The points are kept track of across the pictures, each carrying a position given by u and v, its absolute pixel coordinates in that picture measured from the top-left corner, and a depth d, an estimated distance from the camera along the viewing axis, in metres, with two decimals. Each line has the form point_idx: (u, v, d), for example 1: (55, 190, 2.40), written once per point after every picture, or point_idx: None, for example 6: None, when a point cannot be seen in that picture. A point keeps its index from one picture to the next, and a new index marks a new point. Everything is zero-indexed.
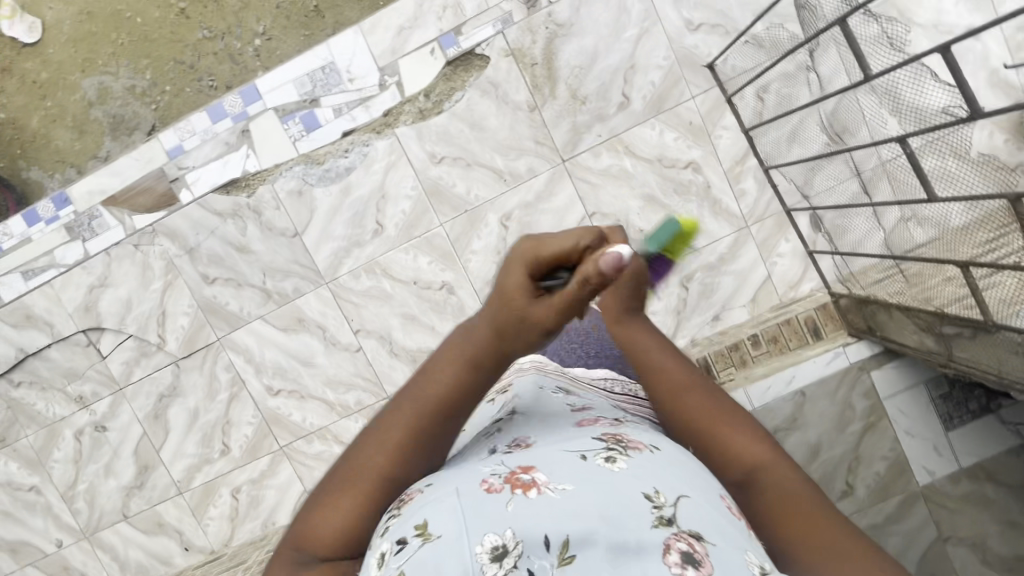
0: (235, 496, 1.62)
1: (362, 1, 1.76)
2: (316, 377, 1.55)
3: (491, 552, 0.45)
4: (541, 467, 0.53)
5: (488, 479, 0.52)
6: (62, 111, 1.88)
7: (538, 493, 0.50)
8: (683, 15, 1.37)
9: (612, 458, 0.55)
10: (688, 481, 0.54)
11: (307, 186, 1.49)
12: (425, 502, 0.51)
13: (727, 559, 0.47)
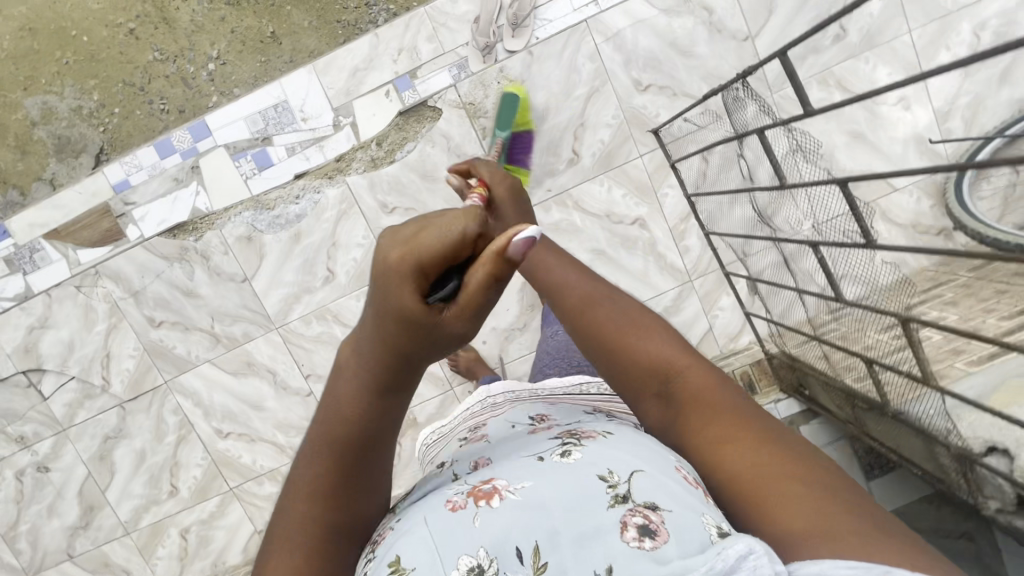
0: (184, 537, 1.62)
1: (320, 27, 1.50)
2: (267, 419, 1.56)
3: (466, 573, 0.46)
4: (502, 476, 0.55)
5: (450, 500, 0.53)
6: (0, 131, 1.55)
7: (499, 500, 0.51)
8: (632, 75, 1.40)
9: (568, 450, 0.56)
10: (645, 453, 0.54)
11: (257, 232, 1.48)
12: (393, 542, 0.51)
13: (691, 521, 0.46)
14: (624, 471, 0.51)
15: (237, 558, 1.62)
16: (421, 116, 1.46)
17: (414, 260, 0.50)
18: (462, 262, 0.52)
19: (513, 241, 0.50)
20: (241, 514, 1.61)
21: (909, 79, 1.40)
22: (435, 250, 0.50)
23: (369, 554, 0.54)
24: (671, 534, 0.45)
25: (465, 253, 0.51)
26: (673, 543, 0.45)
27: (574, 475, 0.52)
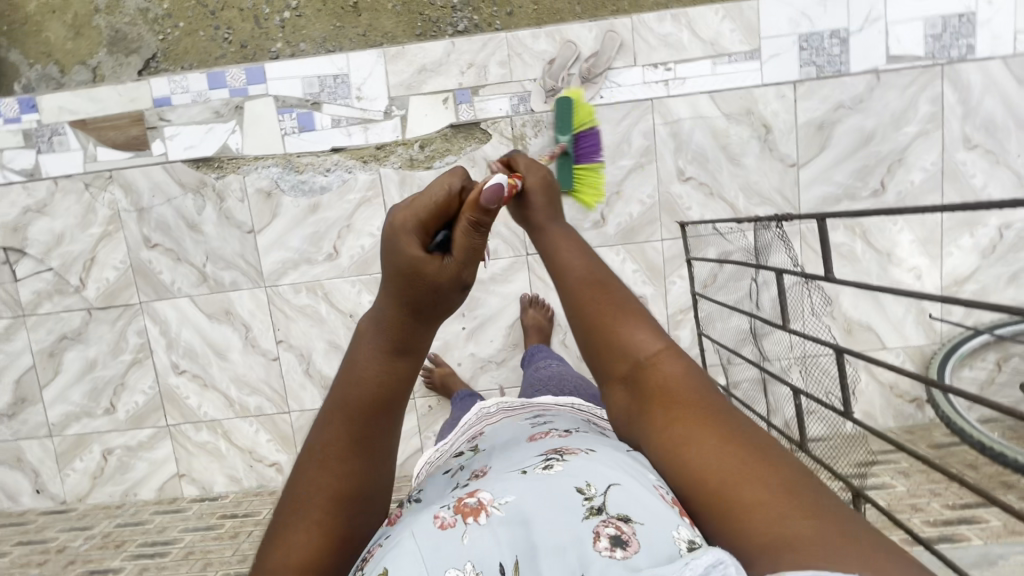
0: (105, 457, 1.60)
1: (402, 14, 1.52)
2: (226, 370, 1.55)
3: None
4: (489, 489, 0.53)
5: (437, 514, 0.51)
6: (62, 4, 1.52)
7: (487, 513, 0.50)
8: (679, 163, 1.44)
9: (550, 463, 0.55)
10: (624, 464, 0.52)
11: (278, 190, 1.48)
12: (374, 561, 0.49)
13: (661, 533, 0.45)
14: (600, 483, 0.50)
15: (150, 494, 1.60)
16: (469, 134, 1.50)
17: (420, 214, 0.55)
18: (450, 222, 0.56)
19: (485, 191, 0.54)
20: (169, 452, 1.59)
21: (928, 250, 1.46)
22: (430, 205, 0.55)
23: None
24: (640, 546, 0.44)
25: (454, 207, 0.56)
26: (642, 555, 0.44)
27: (550, 489, 0.50)
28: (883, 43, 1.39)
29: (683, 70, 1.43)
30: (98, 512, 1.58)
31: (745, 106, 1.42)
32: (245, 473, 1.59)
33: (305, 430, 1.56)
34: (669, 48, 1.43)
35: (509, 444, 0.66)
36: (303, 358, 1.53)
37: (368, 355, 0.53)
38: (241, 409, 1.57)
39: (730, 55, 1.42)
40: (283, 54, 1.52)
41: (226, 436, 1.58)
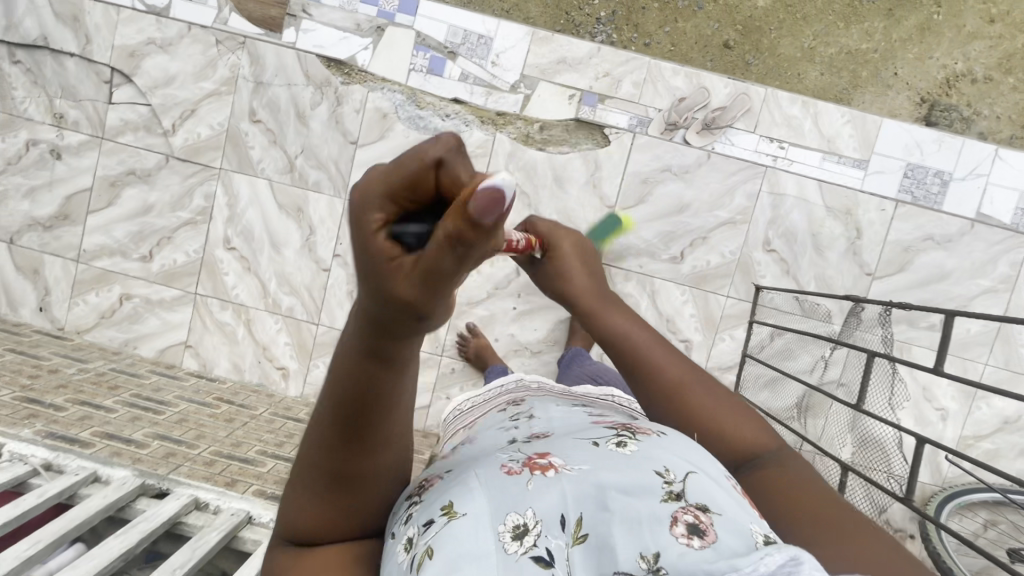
0: (121, 301, 1.58)
1: (552, 3, 1.56)
2: (274, 262, 1.54)
3: (513, 531, 0.48)
4: (558, 451, 0.56)
5: (506, 464, 0.55)
6: None
7: (555, 472, 0.52)
8: (768, 233, 1.49)
9: (623, 443, 0.55)
10: (703, 459, 0.52)
11: (394, 116, 1.51)
12: (439, 491, 0.54)
13: (739, 528, 0.45)
14: (680, 469, 0.50)
15: (151, 352, 1.58)
16: (585, 134, 1.54)
17: (385, 175, 0.34)
18: (433, 196, 0.35)
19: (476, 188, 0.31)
20: (185, 319, 1.57)
21: (961, 397, 1.51)
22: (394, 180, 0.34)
23: (410, 498, 0.57)
24: (719, 537, 0.44)
25: (427, 189, 0.34)
26: (719, 547, 0.44)
27: (620, 463, 0.51)
28: (978, 199, 1.48)
29: (795, 153, 1.51)
30: (93, 350, 1.54)
31: (846, 206, 1.49)
32: (251, 365, 1.57)
33: (326, 346, 1.55)
34: (790, 129, 1.51)
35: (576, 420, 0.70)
36: (353, 278, 1.53)
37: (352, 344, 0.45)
38: (272, 304, 1.55)
39: (841, 157, 1.51)
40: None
41: (248, 324, 1.56)
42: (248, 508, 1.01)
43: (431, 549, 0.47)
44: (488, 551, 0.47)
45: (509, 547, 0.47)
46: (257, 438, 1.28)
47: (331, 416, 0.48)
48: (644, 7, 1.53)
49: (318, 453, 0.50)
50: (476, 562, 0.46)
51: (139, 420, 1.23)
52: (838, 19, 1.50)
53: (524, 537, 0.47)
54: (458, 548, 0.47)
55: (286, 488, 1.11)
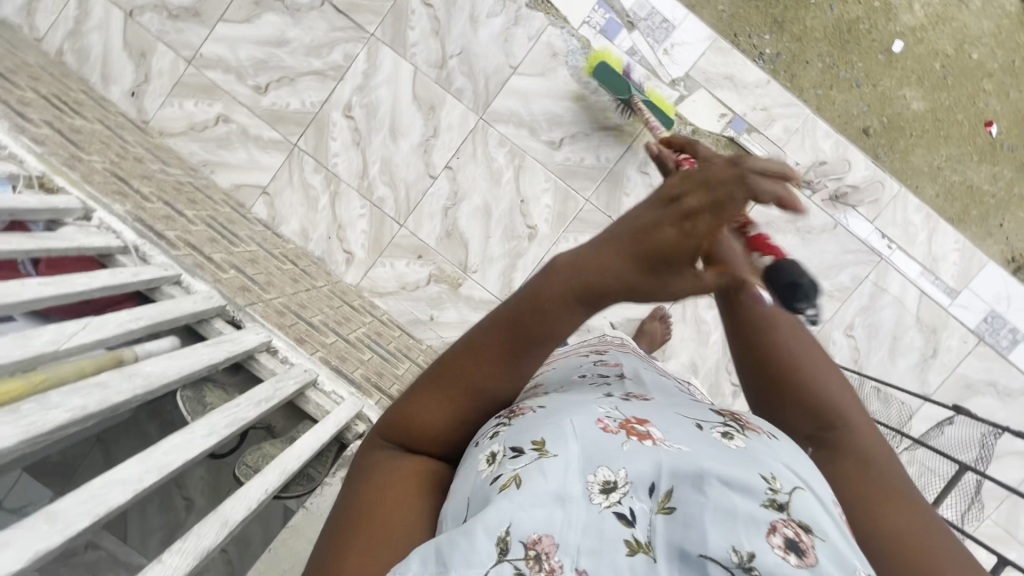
0: (217, 120, 1.50)
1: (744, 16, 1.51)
2: (383, 148, 1.48)
3: (601, 483, 0.40)
4: (658, 422, 0.46)
5: (600, 418, 0.45)
6: None
7: (655, 445, 0.43)
8: (851, 319, 1.52)
9: (732, 437, 0.45)
10: (810, 475, 0.44)
11: (561, 59, 1.46)
12: (526, 422, 0.46)
13: (844, 561, 0.37)
14: (787, 481, 0.41)
15: (227, 183, 1.51)
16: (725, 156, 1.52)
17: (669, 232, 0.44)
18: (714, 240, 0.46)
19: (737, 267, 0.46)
20: (273, 166, 1.50)
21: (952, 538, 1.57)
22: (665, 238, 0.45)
23: (500, 416, 0.51)
24: (819, 563, 0.36)
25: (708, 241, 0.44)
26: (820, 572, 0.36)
27: (728, 458, 0.42)
28: None
29: (897, 258, 1.52)
30: (172, 156, 1.46)
31: (931, 324, 1.52)
32: (320, 237, 1.51)
33: (400, 249, 1.51)
34: (903, 234, 1.52)
35: (669, 391, 0.62)
36: (454, 196, 1.49)
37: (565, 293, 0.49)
38: (366, 187, 1.50)
39: (937, 278, 1.53)
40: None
41: (333, 196, 1.50)
42: (318, 371, 0.96)
43: (518, 477, 0.40)
44: (571, 494, 0.39)
45: (595, 499, 0.39)
46: (320, 308, 1.24)
47: (494, 340, 0.50)
48: (807, 62, 1.52)
49: (459, 362, 0.52)
50: (561, 503, 0.38)
51: (215, 243, 1.17)
52: (972, 151, 1.54)
53: (610, 493, 0.39)
54: (534, 483, 0.39)
55: (346, 367, 1.07)
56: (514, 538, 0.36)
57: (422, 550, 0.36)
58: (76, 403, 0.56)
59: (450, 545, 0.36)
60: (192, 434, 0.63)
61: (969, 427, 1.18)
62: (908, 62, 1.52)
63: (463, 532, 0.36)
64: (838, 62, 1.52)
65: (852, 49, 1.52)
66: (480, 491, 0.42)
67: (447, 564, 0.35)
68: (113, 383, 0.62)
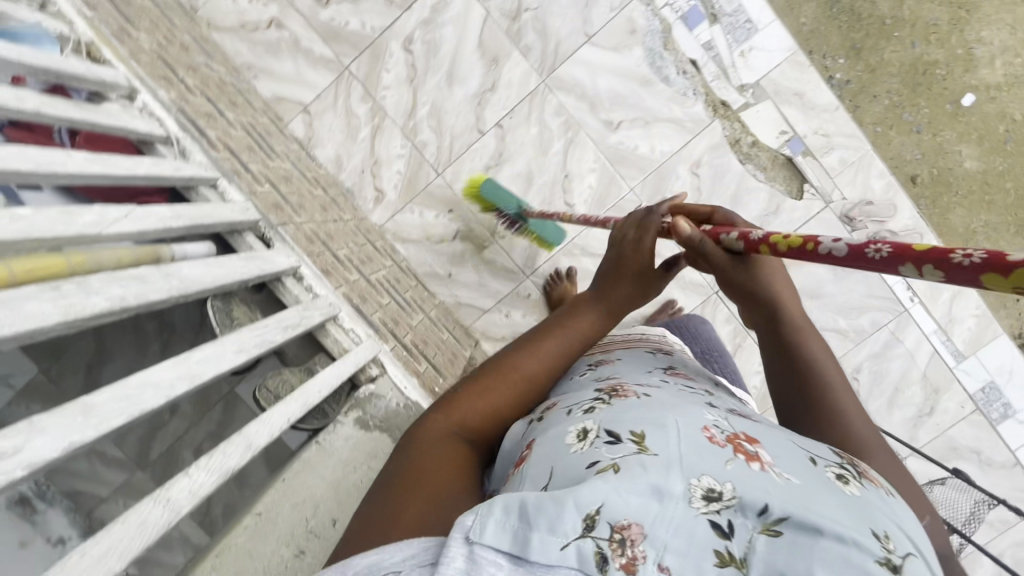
0: (271, 23, 1.42)
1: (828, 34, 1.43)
2: (436, 91, 1.42)
3: (703, 489, 0.41)
4: (768, 443, 0.46)
5: (707, 429, 0.47)
6: None
7: (762, 468, 0.42)
8: (860, 362, 1.52)
9: (847, 481, 0.43)
10: (929, 547, 0.39)
11: (639, 39, 1.40)
12: (628, 411, 0.49)
13: None
14: (901, 545, 0.38)
15: (269, 91, 1.44)
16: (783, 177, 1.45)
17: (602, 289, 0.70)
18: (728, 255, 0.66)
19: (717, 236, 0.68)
20: (320, 84, 1.44)
21: None
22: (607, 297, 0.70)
23: (600, 396, 0.54)
24: None
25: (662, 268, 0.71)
26: None
27: (840, 502, 0.40)
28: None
29: (917, 313, 1.52)
30: (217, 50, 1.39)
31: (935, 383, 1.53)
32: (353, 168, 1.46)
33: (433, 199, 1.46)
34: (928, 290, 1.52)
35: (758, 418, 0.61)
36: (498, 156, 1.44)
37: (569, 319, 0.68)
38: (410, 128, 1.44)
39: (946, 341, 1.53)
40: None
41: (375, 130, 1.44)
42: (340, 308, 0.94)
43: (618, 465, 0.42)
44: (669, 491, 0.40)
45: (692, 502, 0.40)
46: (345, 242, 1.20)
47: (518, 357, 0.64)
48: (875, 96, 1.44)
49: (494, 372, 0.63)
50: (655, 495, 0.40)
51: (253, 153, 1.12)
52: (1010, 223, 1.47)
53: (710, 501, 0.40)
54: (635, 474, 0.41)
55: (366, 308, 1.04)
56: (603, 518, 0.38)
57: (507, 501, 0.39)
58: (115, 293, 0.53)
59: (536, 508, 0.38)
60: (224, 348, 0.61)
61: (959, 492, 1.20)
62: (972, 118, 1.45)
63: (554, 500, 0.39)
64: (904, 102, 1.44)
65: (920, 93, 1.44)
66: (573, 465, 0.45)
67: (533, 525, 0.37)
68: (152, 280, 0.59)
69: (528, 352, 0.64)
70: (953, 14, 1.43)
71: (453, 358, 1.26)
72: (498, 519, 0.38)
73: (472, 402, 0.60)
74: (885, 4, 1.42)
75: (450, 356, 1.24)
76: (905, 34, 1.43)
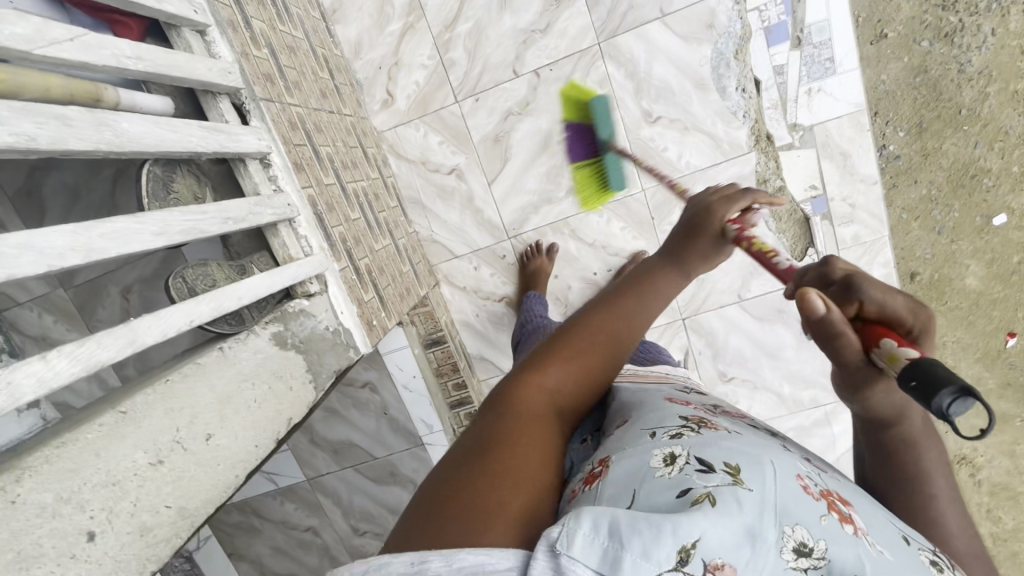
0: None
1: (907, 103, 1.30)
2: (484, 10, 1.29)
3: (796, 545, 0.37)
4: (860, 510, 0.43)
5: (801, 475, 0.43)
6: None
7: (855, 534, 0.40)
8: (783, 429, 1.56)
9: (941, 570, 0.40)
10: None
11: (712, 37, 1.28)
12: (718, 440, 0.45)
13: None
14: None
15: None
16: (790, 231, 1.42)
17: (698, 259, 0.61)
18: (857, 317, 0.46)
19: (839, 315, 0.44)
20: None
21: None
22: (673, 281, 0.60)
23: (686, 422, 0.49)
24: None
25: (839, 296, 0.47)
26: None
27: None
28: None
29: None
30: None
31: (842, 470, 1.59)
32: (371, 61, 1.34)
33: (442, 124, 1.36)
34: None
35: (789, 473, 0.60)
36: (523, 106, 1.34)
37: (659, 287, 0.59)
38: (445, 40, 1.31)
39: None
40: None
41: (406, 28, 1.31)
42: (299, 212, 0.88)
43: (713, 497, 0.38)
44: (766, 543, 0.37)
45: (785, 556, 0.37)
46: (334, 139, 1.12)
47: (601, 334, 0.55)
48: (916, 182, 1.35)
49: (578, 351, 0.54)
50: (750, 543, 0.36)
51: (262, 7, 0.99)
52: (979, 352, 1.46)
53: (799, 556, 0.37)
54: (735, 516, 0.37)
55: (331, 218, 0.98)
56: (697, 554, 0.35)
57: (595, 514, 0.35)
58: (24, 129, 0.47)
59: (628, 526, 0.35)
60: (143, 227, 0.55)
61: None
62: (994, 239, 1.37)
63: (649, 522, 0.35)
64: (940, 199, 1.35)
65: (957, 196, 1.35)
66: (656, 485, 0.41)
67: (625, 544, 0.34)
68: (79, 125, 0.52)
69: (615, 315, 0.56)
70: None
71: (405, 294, 1.22)
72: (585, 533, 0.34)
73: (550, 384, 0.51)
74: (970, 91, 1.27)
75: (402, 291, 1.20)
76: (972, 131, 1.30)
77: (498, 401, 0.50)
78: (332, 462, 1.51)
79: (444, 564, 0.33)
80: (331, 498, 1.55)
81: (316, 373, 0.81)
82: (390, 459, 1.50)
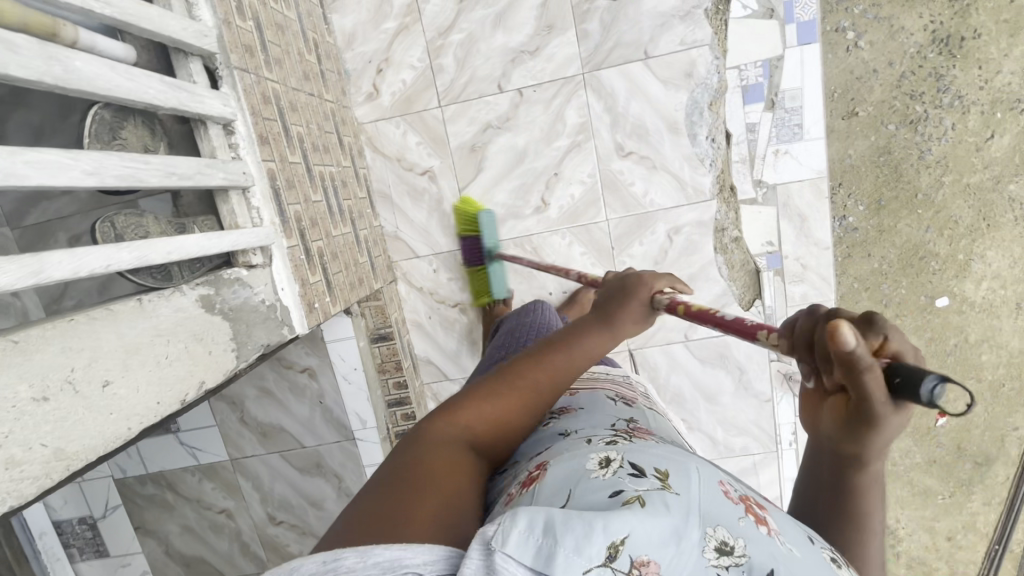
0: None
1: (868, 177, 1.37)
2: (478, 23, 1.33)
3: (717, 543, 0.38)
4: (775, 513, 0.44)
5: (722, 481, 0.44)
6: None
7: (770, 534, 0.40)
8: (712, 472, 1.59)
9: (840, 567, 0.41)
10: None
11: (692, 86, 1.34)
12: (646, 447, 0.46)
13: None
14: None
15: None
16: (741, 281, 1.47)
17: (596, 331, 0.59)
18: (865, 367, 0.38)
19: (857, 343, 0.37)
20: None
21: None
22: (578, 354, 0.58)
23: (617, 433, 0.51)
24: None
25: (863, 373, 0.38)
26: None
27: None
28: None
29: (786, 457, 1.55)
30: None
31: None
32: (363, 53, 1.37)
33: (422, 127, 1.39)
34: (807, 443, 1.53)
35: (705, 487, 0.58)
36: (503, 121, 1.38)
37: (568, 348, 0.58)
38: (437, 46, 1.35)
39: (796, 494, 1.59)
40: (851, 31, 1.30)
41: (403, 28, 1.34)
42: (254, 183, 0.88)
43: (643, 498, 0.38)
44: (689, 542, 0.37)
45: (707, 553, 0.37)
46: (310, 121, 1.13)
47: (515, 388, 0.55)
48: (868, 256, 1.42)
49: (489, 399, 0.54)
50: (672, 540, 0.37)
51: None
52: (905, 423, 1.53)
53: (722, 555, 0.38)
54: (661, 517, 0.37)
55: (289, 195, 0.98)
56: (626, 551, 0.35)
57: (533, 512, 0.35)
58: None
59: (562, 524, 0.35)
60: (74, 163, 0.55)
61: None
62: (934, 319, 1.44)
63: (583, 518, 0.35)
64: (890, 274, 1.42)
65: (905, 273, 1.41)
66: (587, 484, 0.41)
67: (559, 539, 0.34)
68: (26, 53, 0.52)
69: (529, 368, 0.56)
70: (976, 221, 1.37)
71: (357, 284, 1.22)
72: (521, 529, 0.34)
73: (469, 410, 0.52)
74: (927, 177, 1.35)
75: (354, 281, 1.20)
76: (925, 216, 1.38)
77: (412, 441, 0.49)
78: (259, 445, 1.47)
79: (358, 559, 0.33)
80: (251, 481, 1.51)
81: (241, 343, 0.81)
82: (318, 449, 1.47)
